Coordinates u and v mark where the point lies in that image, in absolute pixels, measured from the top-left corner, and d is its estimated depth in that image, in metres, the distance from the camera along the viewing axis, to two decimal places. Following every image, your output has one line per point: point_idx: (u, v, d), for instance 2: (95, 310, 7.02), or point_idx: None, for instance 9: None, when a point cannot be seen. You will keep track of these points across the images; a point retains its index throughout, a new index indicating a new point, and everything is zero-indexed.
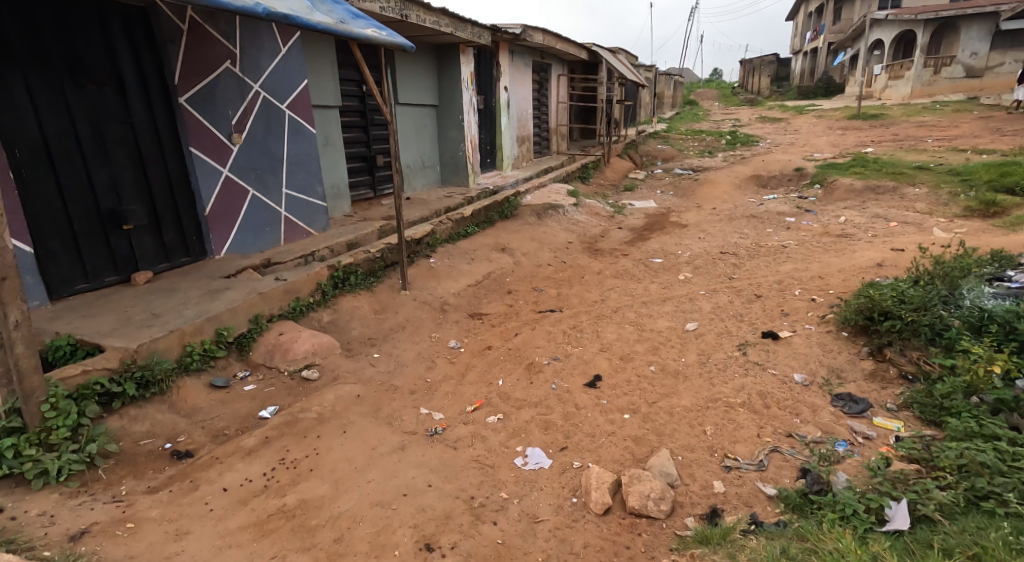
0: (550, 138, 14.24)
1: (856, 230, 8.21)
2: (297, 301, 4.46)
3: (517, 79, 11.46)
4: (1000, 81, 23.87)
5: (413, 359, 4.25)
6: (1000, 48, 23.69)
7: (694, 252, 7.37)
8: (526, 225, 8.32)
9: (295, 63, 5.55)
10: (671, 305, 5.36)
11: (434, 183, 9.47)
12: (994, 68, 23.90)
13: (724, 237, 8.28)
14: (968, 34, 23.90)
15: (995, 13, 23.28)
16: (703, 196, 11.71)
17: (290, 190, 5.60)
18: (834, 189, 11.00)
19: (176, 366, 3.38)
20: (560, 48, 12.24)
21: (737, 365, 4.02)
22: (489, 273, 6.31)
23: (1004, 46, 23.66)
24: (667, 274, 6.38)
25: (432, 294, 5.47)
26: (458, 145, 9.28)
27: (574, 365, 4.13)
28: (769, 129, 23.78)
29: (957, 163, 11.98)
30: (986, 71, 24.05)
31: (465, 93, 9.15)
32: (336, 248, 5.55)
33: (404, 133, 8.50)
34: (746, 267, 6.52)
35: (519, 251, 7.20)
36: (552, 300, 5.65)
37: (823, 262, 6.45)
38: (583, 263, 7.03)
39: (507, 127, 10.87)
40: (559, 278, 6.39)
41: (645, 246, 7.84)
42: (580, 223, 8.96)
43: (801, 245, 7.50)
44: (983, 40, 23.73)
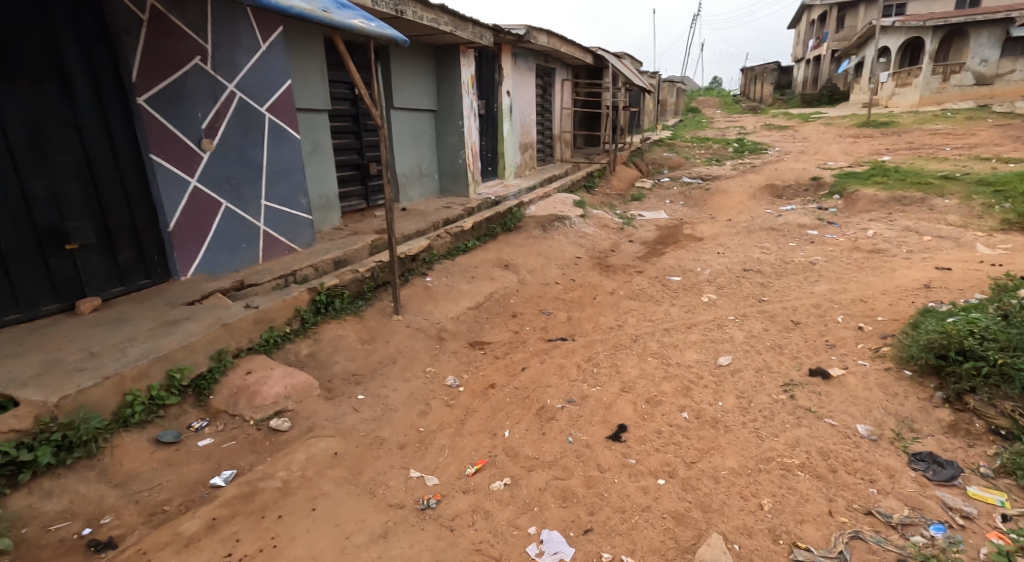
0: (554, 145, 13.66)
1: (889, 245, 7.65)
2: (270, 332, 3.85)
3: (520, 83, 10.91)
4: (1011, 88, 23.43)
5: (406, 402, 3.64)
6: (1011, 55, 23.31)
7: (715, 269, 6.78)
8: (532, 239, 7.73)
9: (277, 61, 4.98)
10: (697, 332, 4.75)
11: (432, 192, 8.88)
12: (1004, 75, 23.48)
13: (744, 252, 7.70)
14: (978, 41, 23.50)
15: (1006, 20, 22.87)
16: (716, 206, 11.13)
17: (270, 202, 5.00)
18: (856, 200, 10.49)
19: (112, 421, 2.76)
20: (565, 51, 11.69)
21: (786, 414, 3.41)
22: (491, 293, 5.71)
23: (1014, 54, 23.28)
24: (689, 295, 5.79)
25: (429, 319, 4.85)
26: (458, 152, 8.70)
27: (593, 411, 3.52)
28: (776, 136, 23.24)
29: (983, 173, 11.47)
30: (997, 79, 23.60)
31: (466, 98, 8.58)
32: (320, 267, 4.94)
33: (399, 140, 7.91)
34: (775, 287, 5.93)
35: (525, 268, 6.61)
36: (564, 326, 5.04)
37: (860, 282, 5.86)
38: (595, 281, 6.44)
39: (509, 134, 10.30)
40: (570, 299, 5.79)
41: (660, 261, 7.26)
42: (589, 236, 8.38)
43: (832, 263, 6.93)
44: (993, 47, 23.31)
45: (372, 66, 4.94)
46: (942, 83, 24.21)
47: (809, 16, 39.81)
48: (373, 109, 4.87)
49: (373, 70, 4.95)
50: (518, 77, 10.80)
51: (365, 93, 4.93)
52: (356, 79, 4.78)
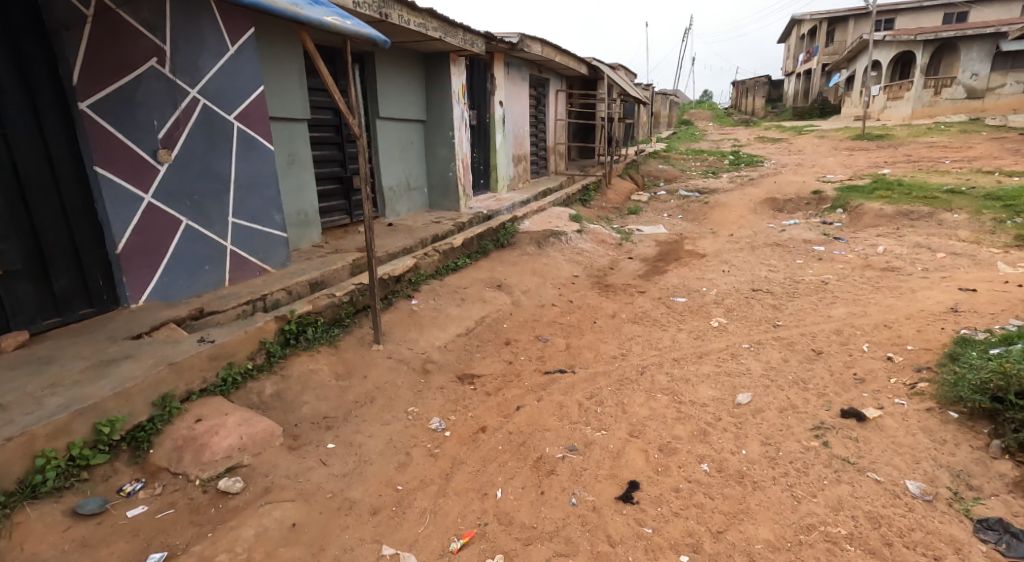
0: (548, 157, 13.27)
1: (903, 263, 7.30)
2: (229, 369, 3.35)
3: (513, 93, 10.52)
4: (1002, 102, 23.44)
5: (383, 451, 3.16)
6: (1002, 69, 23.31)
7: (722, 289, 6.36)
8: (526, 256, 7.29)
9: (249, 65, 4.52)
10: (710, 363, 4.31)
11: (421, 207, 8.45)
12: (995, 89, 23.46)
13: (751, 270, 7.29)
14: (968, 55, 23.50)
15: (996, 34, 22.91)
16: (716, 220, 10.75)
17: (238, 218, 4.51)
18: (861, 214, 10.19)
19: (16, 491, 2.29)
20: (560, 60, 11.34)
21: (823, 466, 2.95)
22: (483, 317, 5.24)
23: (1005, 68, 23.32)
24: (698, 319, 5.35)
25: (414, 349, 4.37)
26: (448, 164, 8.27)
27: (599, 463, 3.06)
28: (771, 148, 23.01)
29: (988, 188, 11.21)
30: (988, 93, 23.57)
31: (457, 108, 8.16)
32: (293, 291, 4.46)
33: (386, 152, 7.47)
34: (789, 310, 5.50)
35: (519, 288, 6.16)
36: (562, 356, 4.58)
37: (880, 305, 5.46)
38: (595, 303, 5.99)
39: (501, 145, 9.90)
40: (570, 324, 5.34)
41: (663, 280, 6.84)
42: (586, 252, 7.94)
43: (845, 282, 6.54)
44: (983, 61, 23.31)
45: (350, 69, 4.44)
46: (934, 96, 24.16)
47: (798, 31, 40.05)
48: (351, 119, 4.34)
49: (351, 74, 4.44)
50: (511, 87, 10.42)
51: (342, 101, 4.40)
52: (331, 85, 4.26)
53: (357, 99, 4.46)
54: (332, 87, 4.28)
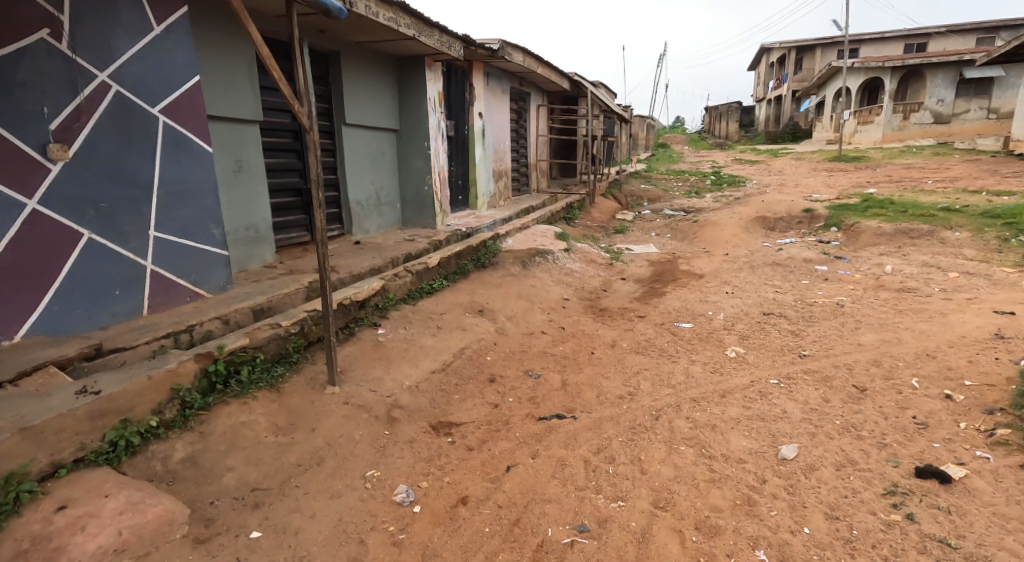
0: (530, 174, 12.65)
1: (918, 284, 6.80)
2: (123, 428, 2.50)
3: (493, 105, 9.89)
4: (968, 127, 23.88)
5: (329, 540, 2.32)
6: (965, 95, 23.86)
7: (730, 313, 5.72)
8: (510, 277, 6.55)
9: (181, 49, 3.70)
10: (737, 405, 3.58)
11: (393, 224, 7.68)
12: (961, 115, 23.95)
13: (757, 292, 6.70)
14: (934, 81, 23.91)
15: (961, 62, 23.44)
16: (709, 239, 10.21)
17: (163, 233, 3.67)
18: (859, 233, 9.78)
19: None
20: (543, 73, 10.78)
21: (916, 551, 2.24)
22: (462, 349, 4.45)
23: (968, 95, 23.85)
24: (712, 350, 4.65)
25: (378, 392, 3.55)
26: (423, 177, 7.55)
27: (622, 553, 2.29)
28: (751, 169, 22.89)
29: (980, 207, 10.99)
30: (953, 118, 24.00)
31: (433, 117, 7.46)
32: (230, 320, 3.64)
33: (354, 162, 6.69)
34: (812, 337, 4.85)
35: (504, 314, 5.39)
36: (559, 396, 3.81)
37: (913, 331, 4.85)
38: (590, 331, 5.27)
39: (481, 160, 9.24)
40: (565, 356, 4.58)
41: (662, 303, 6.16)
42: (576, 273, 7.25)
43: (862, 305, 5.98)
44: (948, 87, 23.77)
45: (297, 42, 3.25)
46: (903, 120, 24.47)
47: (768, 58, 40.93)
48: (294, 106, 3.14)
49: (300, 49, 3.26)
50: (491, 99, 9.79)
51: (283, 83, 3.24)
52: (266, 59, 3.17)
53: (306, 81, 3.27)
54: (267, 60, 3.18)
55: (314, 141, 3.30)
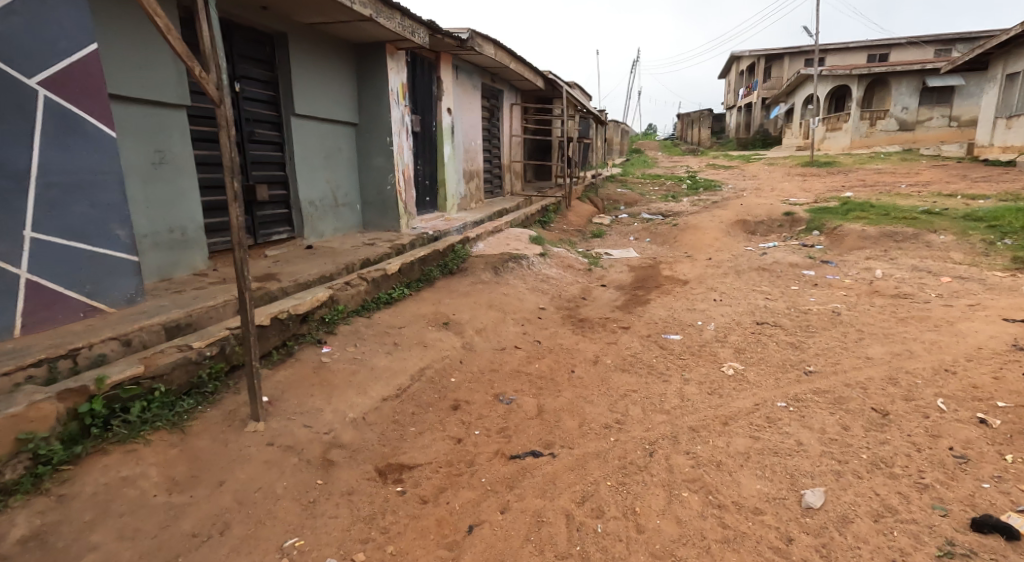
0: (503, 176, 12.08)
1: (914, 289, 6.43)
2: None
3: (464, 101, 9.31)
4: (930, 135, 24.16)
5: None
6: (928, 103, 24.11)
7: (722, 324, 5.23)
8: (481, 285, 5.94)
9: (69, 10, 3.01)
10: (744, 436, 3.04)
11: (353, 227, 7.02)
12: (925, 122, 24.14)
13: (747, 299, 6.24)
14: (898, 90, 24.11)
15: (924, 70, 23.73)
16: (690, 243, 9.78)
17: (45, 235, 3.00)
18: (842, 236, 9.45)
19: None
20: (516, 68, 10.23)
21: None
22: (422, 370, 3.82)
23: (931, 102, 24.13)
24: (706, 367, 4.13)
25: (314, 428, 2.90)
26: (386, 176, 6.91)
27: None
28: (726, 174, 22.76)
29: (960, 209, 10.81)
30: (918, 125, 24.19)
31: (395, 110, 6.83)
32: (132, 340, 2.97)
33: (306, 158, 6.01)
34: (815, 351, 4.37)
35: (472, 326, 4.78)
36: (535, 427, 3.22)
37: (923, 341, 4.41)
38: (569, 345, 4.70)
39: (450, 159, 8.65)
40: (542, 377, 3.99)
41: (647, 313, 5.64)
42: (552, 279, 6.69)
43: (859, 312, 5.55)
44: (912, 96, 24.01)
45: None
46: (870, 127, 24.73)
47: (737, 66, 41.31)
48: (195, 72, 2.40)
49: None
50: (462, 95, 9.21)
51: (172, 36, 2.39)
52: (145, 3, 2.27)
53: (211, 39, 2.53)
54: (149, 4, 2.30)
55: (227, 117, 2.61)
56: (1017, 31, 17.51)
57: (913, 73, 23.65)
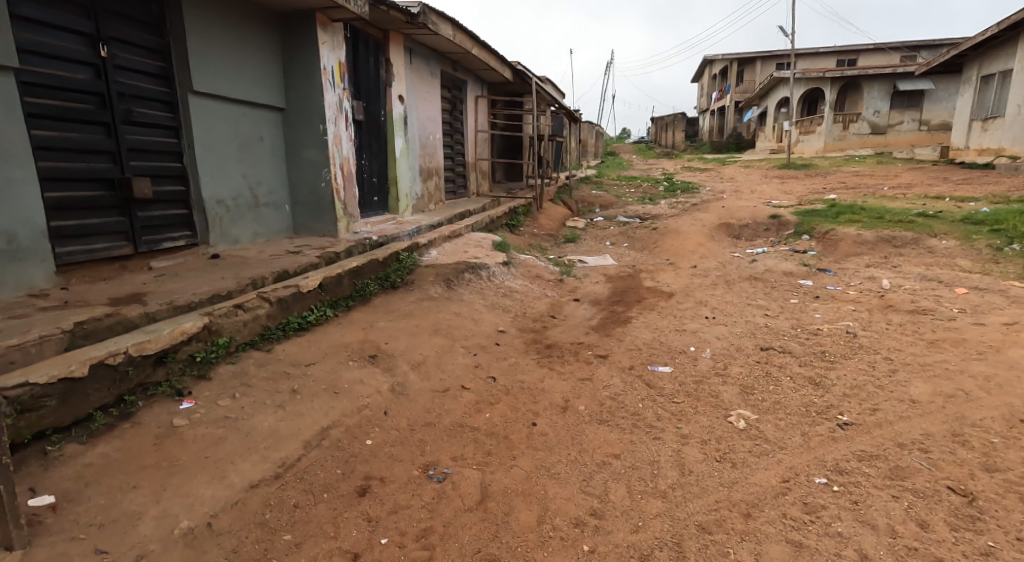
0: (469, 175, 11.06)
1: (931, 303, 5.61)
2: None
3: (420, 90, 8.26)
4: (903, 138, 23.94)
5: None
6: (898, 108, 23.80)
7: (719, 351, 4.31)
8: (427, 303, 4.90)
9: None
10: (776, 547, 2.08)
11: (281, 231, 5.92)
12: (895, 126, 23.95)
13: (743, 316, 5.36)
14: (870, 94, 23.75)
15: (894, 75, 23.35)
16: (671, 248, 8.90)
17: None
18: (837, 240, 8.68)
19: None
20: (480, 55, 9.21)
21: None
22: (324, 430, 2.76)
23: (902, 106, 23.85)
24: (706, 417, 3.17)
25: (112, 560, 1.85)
26: (319, 172, 5.83)
27: None
28: (703, 176, 22.10)
29: (956, 212, 10.15)
30: (890, 129, 24.00)
31: (331, 94, 5.75)
32: None
33: (212, 149, 4.90)
34: (842, 391, 3.45)
35: (408, 360, 3.73)
36: (472, 531, 2.21)
37: (975, 376, 3.54)
38: (532, 383, 3.70)
39: (402, 153, 7.59)
40: (492, 437, 2.98)
41: (629, 335, 4.69)
42: (518, 293, 5.70)
43: (879, 335, 4.70)
44: (884, 100, 23.66)
45: None
46: (844, 131, 24.10)
47: (710, 70, 41.11)
48: None
49: None
50: (417, 83, 8.17)
51: None
52: None
53: None
54: None
55: None
56: (991, 32, 17.17)
57: (883, 76, 23.36)
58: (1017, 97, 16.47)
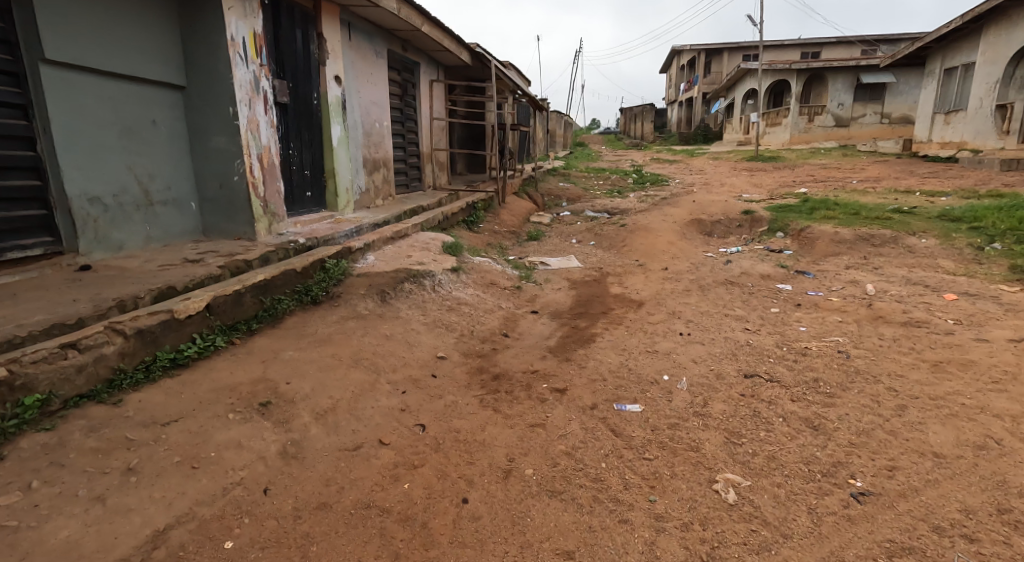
0: (424, 167, 10.19)
1: (923, 313, 5.07)
2: None
3: (362, 72, 7.37)
4: (865, 131, 23.95)
5: None
6: (860, 101, 23.76)
7: (697, 381, 3.64)
8: (353, 323, 4.11)
9: None
10: None
11: (186, 234, 5.02)
12: (858, 119, 23.92)
13: (721, 331, 4.72)
14: (835, 85, 23.63)
15: (857, 68, 23.26)
16: (639, 247, 8.26)
17: None
18: (813, 239, 8.17)
19: None
20: (431, 34, 8.33)
21: None
22: (160, 535, 2.00)
23: (865, 99, 23.83)
24: (685, 485, 2.48)
25: None
26: (230, 163, 4.93)
27: None
28: (670, 168, 21.61)
29: (930, 208, 9.77)
30: (852, 122, 23.98)
31: (243, 71, 4.85)
32: None
33: (80, 135, 4.00)
34: (847, 438, 2.81)
35: (311, 408, 2.94)
36: None
37: (1002, 418, 2.95)
38: (470, 433, 2.96)
39: (339, 142, 6.71)
40: (404, 528, 2.23)
41: (592, 360, 3.98)
42: (465, 305, 4.94)
43: (874, 355, 4.10)
44: (847, 92, 23.60)
45: None
46: (808, 123, 24.10)
47: (678, 61, 40.79)
48: None
49: None
50: (358, 63, 7.27)
51: None
52: None
53: None
54: None
55: None
56: (954, 25, 17.03)
57: (846, 69, 23.26)
58: (979, 90, 16.35)
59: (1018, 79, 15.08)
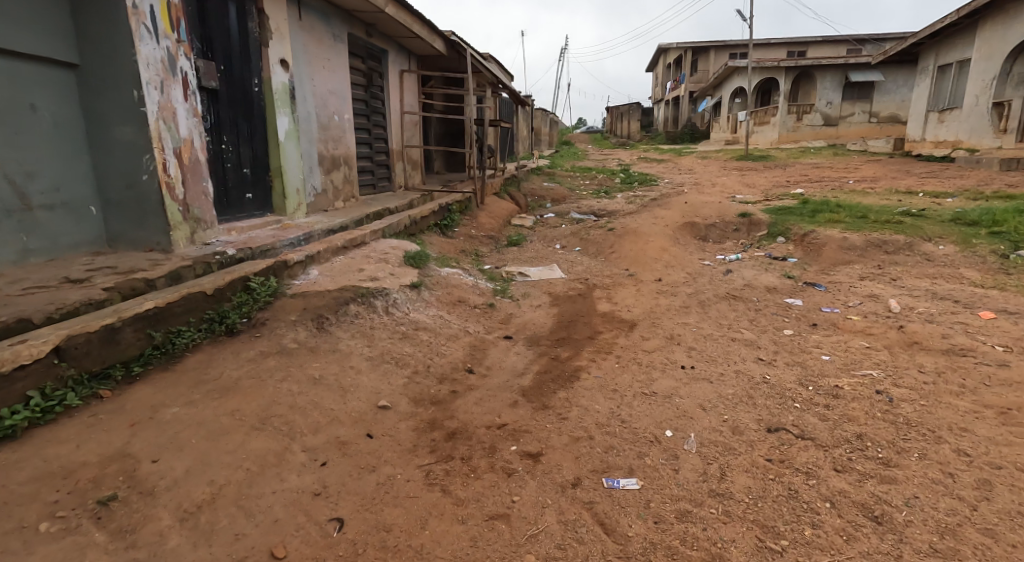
0: (395, 165, 9.29)
1: (964, 338, 4.30)
2: None
3: (316, 56, 6.48)
4: (852, 130, 23.31)
5: None
6: (850, 99, 23.21)
7: (710, 439, 2.82)
8: (274, 360, 3.25)
9: None
10: None
11: (84, 244, 4.13)
12: (847, 117, 23.25)
13: (731, 362, 3.91)
14: (823, 83, 22.96)
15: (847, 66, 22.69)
16: (628, 254, 7.46)
17: None
18: (820, 245, 7.41)
19: None
20: (397, 16, 7.44)
21: None
22: None
23: (854, 97, 23.23)
24: None
25: None
26: (136, 159, 4.03)
27: None
28: (659, 168, 20.89)
29: (939, 210, 9.08)
30: (840, 121, 23.29)
31: (152, 46, 3.95)
32: None
33: None
34: (926, 541, 2.03)
35: (177, 503, 2.10)
36: None
37: None
38: (406, 535, 2.13)
39: (287, 136, 5.81)
40: None
41: (577, 407, 3.16)
42: (424, 331, 4.08)
43: (924, 396, 3.31)
44: (835, 90, 22.95)
45: None
46: (797, 122, 23.51)
47: (664, 59, 40.19)
48: None
49: None
50: (312, 46, 6.38)
51: None
52: None
53: None
54: None
55: None
56: (948, 20, 16.45)
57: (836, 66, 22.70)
58: (974, 87, 15.79)
59: (1016, 76, 14.50)
